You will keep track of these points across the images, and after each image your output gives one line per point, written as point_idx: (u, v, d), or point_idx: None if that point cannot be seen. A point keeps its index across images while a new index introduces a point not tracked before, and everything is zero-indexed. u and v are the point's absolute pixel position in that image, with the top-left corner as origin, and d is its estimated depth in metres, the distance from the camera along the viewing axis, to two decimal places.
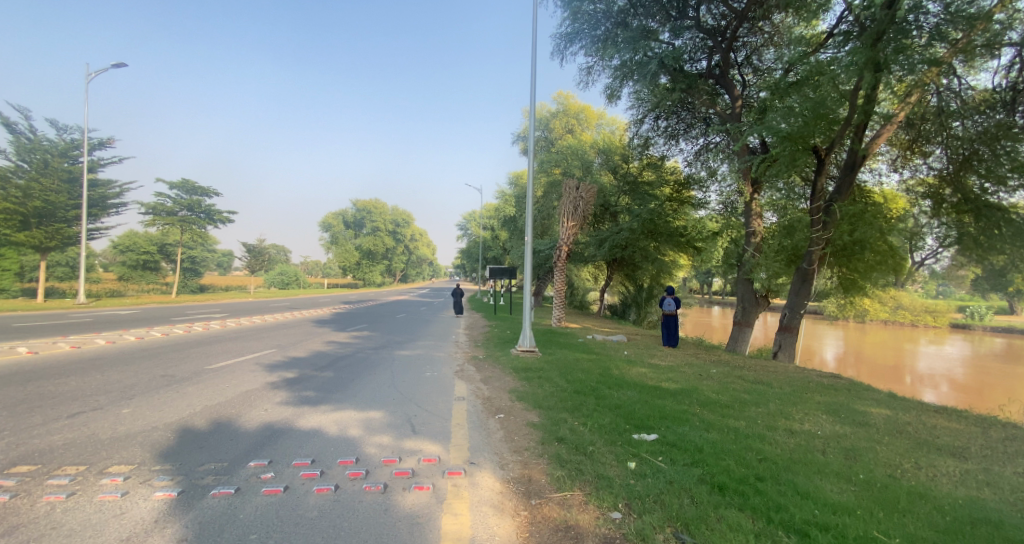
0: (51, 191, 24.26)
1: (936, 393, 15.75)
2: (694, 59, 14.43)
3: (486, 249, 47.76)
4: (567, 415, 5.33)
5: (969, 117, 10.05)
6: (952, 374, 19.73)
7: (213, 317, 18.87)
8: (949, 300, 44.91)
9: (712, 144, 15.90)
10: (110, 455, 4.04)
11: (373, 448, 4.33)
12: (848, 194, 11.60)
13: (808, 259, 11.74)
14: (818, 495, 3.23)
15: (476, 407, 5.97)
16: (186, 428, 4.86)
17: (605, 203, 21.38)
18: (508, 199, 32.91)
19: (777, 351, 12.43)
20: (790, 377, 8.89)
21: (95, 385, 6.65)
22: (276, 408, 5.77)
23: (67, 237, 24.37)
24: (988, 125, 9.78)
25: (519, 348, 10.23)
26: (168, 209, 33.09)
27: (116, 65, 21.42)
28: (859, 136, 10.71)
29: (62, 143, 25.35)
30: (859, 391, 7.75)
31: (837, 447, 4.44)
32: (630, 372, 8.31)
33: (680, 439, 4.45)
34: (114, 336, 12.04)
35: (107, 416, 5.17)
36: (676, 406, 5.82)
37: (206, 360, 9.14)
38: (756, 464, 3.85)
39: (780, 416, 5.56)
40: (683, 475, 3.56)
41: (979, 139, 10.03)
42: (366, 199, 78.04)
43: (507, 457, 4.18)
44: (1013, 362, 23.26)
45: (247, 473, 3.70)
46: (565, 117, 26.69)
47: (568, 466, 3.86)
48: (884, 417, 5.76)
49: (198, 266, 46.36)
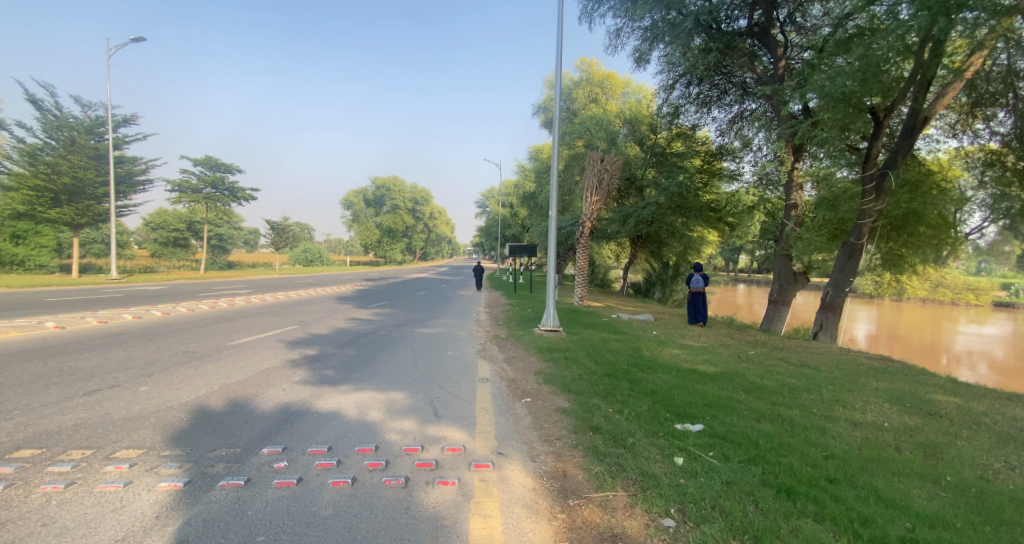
0: (79, 167, 24.52)
1: (972, 373, 15.05)
2: (732, 18, 13.50)
3: (506, 227, 47.05)
4: (600, 401, 4.93)
5: None
6: (991, 354, 18.79)
7: (238, 293, 19.09)
8: (992, 277, 42.88)
9: (747, 112, 15.03)
10: (120, 438, 3.83)
11: (394, 435, 4.01)
12: (905, 161, 10.68)
13: (856, 234, 10.93)
14: (905, 503, 2.83)
15: (501, 389, 5.62)
16: (201, 409, 4.64)
17: (630, 177, 20.49)
18: (528, 174, 32.00)
19: (818, 332, 11.77)
20: (835, 360, 8.29)
21: (116, 362, 6.54)
22: (295, 388, 5.53)
23: (97, 214, 24.92)
24: None
25: (542, 327, 9.84)
26: (193, 187, 33.32)
27: (135, 40, 21.38)
28: (921, 95, 9.81)
29: (88, 120, 25.54)
30: (916, 376, 7.11)
31: (911, 442, 3.97)
32: (662, 353, 7.84)
33: (730, 431, 4.03)
34: (141, 311, 12.08)
35: (123, 395, 5.01)
36: (719, 392, 5.37)
37: (227, 336, 9.05)
38: (823, 462, 3.45)
39: (837, 405, 5.09)
40: (742, 475, 3.17)
41: None
42: (385, 177, 77.42)
43: (537, 448, 3.81)
44: None
45: (259, 462, 3.42)
46: (588, 85, 25.68)
47: (607, 461, 3.47)
48: (954, 405, 5.22)
49: (224, 243, 47.13)
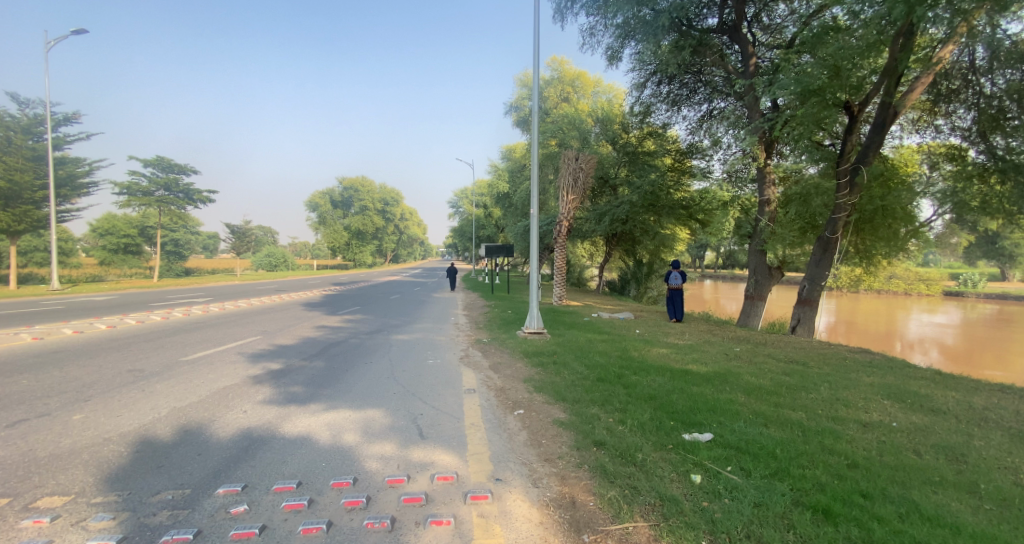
0: (16, 169, 22.61)
1: (925, 358, 15.68)
2: (702, 16, 13.43)
3: (479, 227, 46.38)
4: (598, 410, 4.57)
5: (992, 76, 9.53)
6: (941, 339, 19.67)
7: (195, 302, 17.82)
8: (940, 267, 45.21)
9: (716, 110, 15.03)
10: (43, 482, 3.22)
11: (375, 462, 3.52)
12: (876, 155, 10.67)
13: (831, 228, 10.93)
14: (952, 520, 2.58)
15: (490, 400, 5.17)
16: (146, 439, 4.03)
17: (604, 176, 20.39)
18: (501, 174, 31.58)
19: (796, 326, 11.83)
20: (820, 354, 8.19)
21: (49, 385, 5.75)
22: (257, 409, 4.92)
23: (36, 221, 23.06)
24: (1014, 82, 9.12)
25: (526, 330, 9.41)
26: (144, 189, 31.30)
27: (77, 32, 19.85)
28: (892, 88, 9.80)
29: (26, 118, 23.67)
30: (904, 369, 7.02)
31: (926, 443, 3.78)
32: (651, 353, 7.54)
33: (741, 439, 3.73)
34: (84, 325, 10.98)
35: (52, 426, 4.31)
36: (718, 394, 5.10)
37: (181, 350, 8.23)
38: (851, 472, 3.16)
39: (840, 404, 4.89)
40: (770, 494, 2.86)
41: (1006, 94, 9.36)
42: (352, 177, 75.44)
43: (538, 469, 3.41)
44: (1000, 328, 23.17)
45: (214, 507, 2.89)
46: (559, 84, 25.50)
47: (619, 482, 3.10)
48: (953, 400, 5.10)
49: (181, 249, 44.66)
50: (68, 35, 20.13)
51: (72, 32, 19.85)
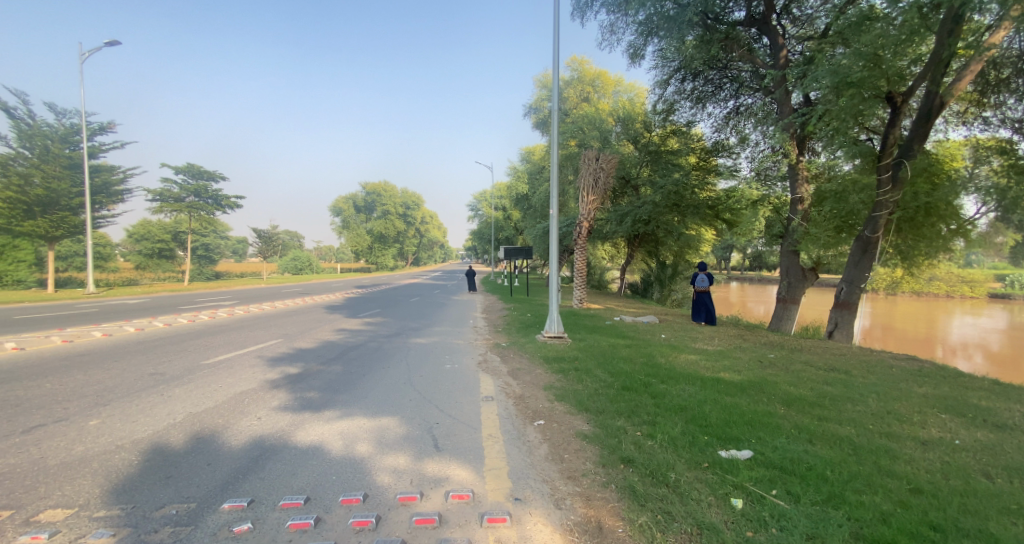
0: (53, 177, 23.57)
1: (968, 363, 14.83)
2: (730, 9, 12.92)
3: (498, 230, 46.08)
4: (625, 422, 4.28)
5: None
6: (987, 344, 18.54)
7: (221, 304, 18.08)
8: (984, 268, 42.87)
9: (743, 107, 14.50)
10: (48, 492, 3.13)
11: (386, 476, 3.33)
12: (921, 148, 10.03)
13: (871, 227, 10.34)
14: None
15: (509, 410, 4.93)
16: (158, 447, 3.93)
17: (625, 176, 19.95)
18: (520, 176, 31.32)
19: (833, 331, 11.24)
20: (861, 361, 7.69)
21: (72, 388, 5.78)
22: (271, 415, 4.80)
23: (73, 226, 23.82)
24: None
25: (546, 335, 9.12)
26: (175, 195, 32.20)
27: (109, 43, 20.52)
28: (937, 77, 9.18)
29: (62, 128, 24.73)
30: (955, 378, 6.49)
31: (997, 465, 3.37)
32: (679, 360, 7.17)
33: (786, 458, 3.39)
34: (112, 328, 11.17)
35: (67, 432, 4.26)
36: (755, 406, 4.74)
37: (202, 353, 8.24)
38: (915, 500, 2.81)
39: (892, 418, 4.47)
40: (825, 526, 2.53)
41: None
42: (375, 182, 76.29)
43: (560, 487, 3.16)
44: None
45: (217, 525, 2.74)
46: (579, 85, 25.20)
47: (650, 506, 2.82)
48: (1020, 415, 4.62)
49: (211, 254, 45.84)
50: (101, 46, 20.77)
51: (105, 44, 20.51)
